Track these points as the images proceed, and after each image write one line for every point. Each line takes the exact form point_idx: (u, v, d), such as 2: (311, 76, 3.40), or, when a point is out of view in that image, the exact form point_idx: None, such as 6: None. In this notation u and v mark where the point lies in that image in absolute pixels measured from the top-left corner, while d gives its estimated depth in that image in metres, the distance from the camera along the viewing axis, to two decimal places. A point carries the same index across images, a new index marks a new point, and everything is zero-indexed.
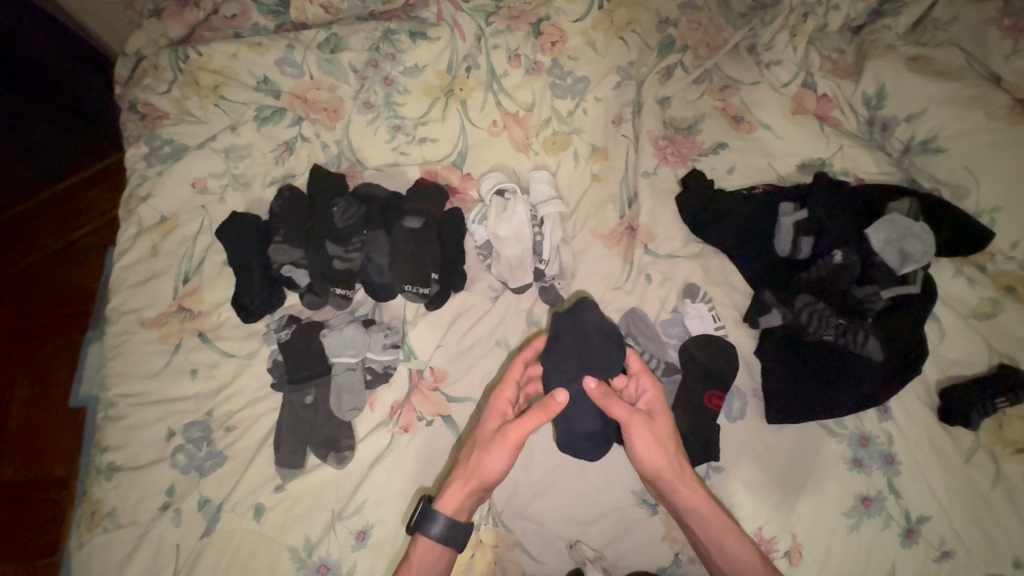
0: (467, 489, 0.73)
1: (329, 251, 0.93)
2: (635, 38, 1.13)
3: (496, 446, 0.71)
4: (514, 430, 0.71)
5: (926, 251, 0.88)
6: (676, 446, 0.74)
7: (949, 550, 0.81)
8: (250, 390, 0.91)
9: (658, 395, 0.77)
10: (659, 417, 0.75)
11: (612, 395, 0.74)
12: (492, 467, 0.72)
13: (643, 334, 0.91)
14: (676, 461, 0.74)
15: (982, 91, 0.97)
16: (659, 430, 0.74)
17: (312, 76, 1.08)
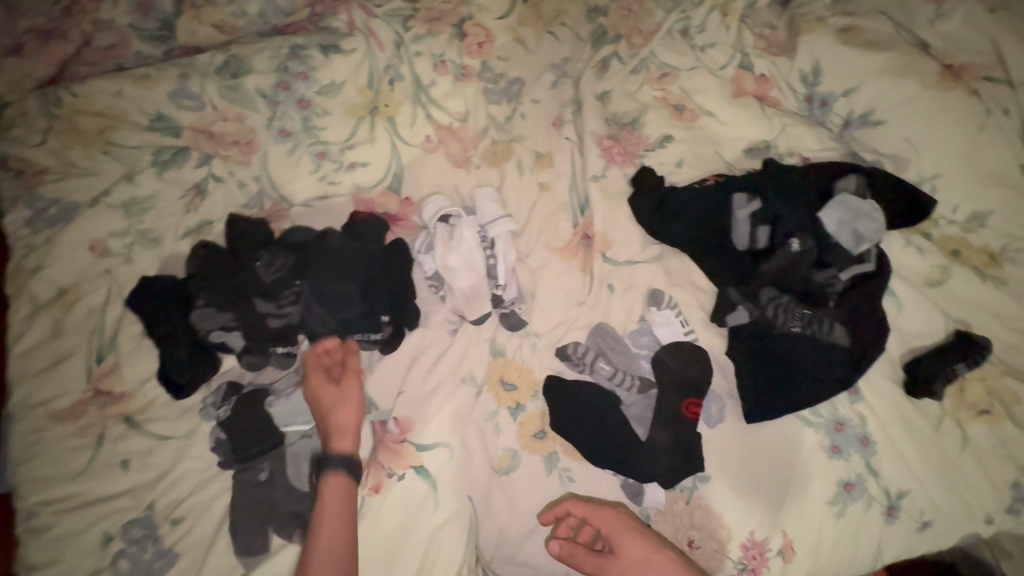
0: (347, 434, 0.76)
1: (260, 308, 0.82)
2: (566, 31, 1.08)
3: (351, 387, 0.79)
4: (352, 367, 0.80)
5: (880, 224, 0.88)
6: (659, 557, 0.71)
7: (928, 519, 0.84)
8: (196, 472, 0.82)
9: (614, 512, 0.76)
10: (621, 534, 0.74)
11: (574, 550, 0.74)
12: (354, 404, 0.78)
13: (615, 349, 0.88)
14: (665, 571, 0.70)
15: (913, 59, 0.95)
16: (628, 549, 0.73)
17: (215, 107, 0.97)
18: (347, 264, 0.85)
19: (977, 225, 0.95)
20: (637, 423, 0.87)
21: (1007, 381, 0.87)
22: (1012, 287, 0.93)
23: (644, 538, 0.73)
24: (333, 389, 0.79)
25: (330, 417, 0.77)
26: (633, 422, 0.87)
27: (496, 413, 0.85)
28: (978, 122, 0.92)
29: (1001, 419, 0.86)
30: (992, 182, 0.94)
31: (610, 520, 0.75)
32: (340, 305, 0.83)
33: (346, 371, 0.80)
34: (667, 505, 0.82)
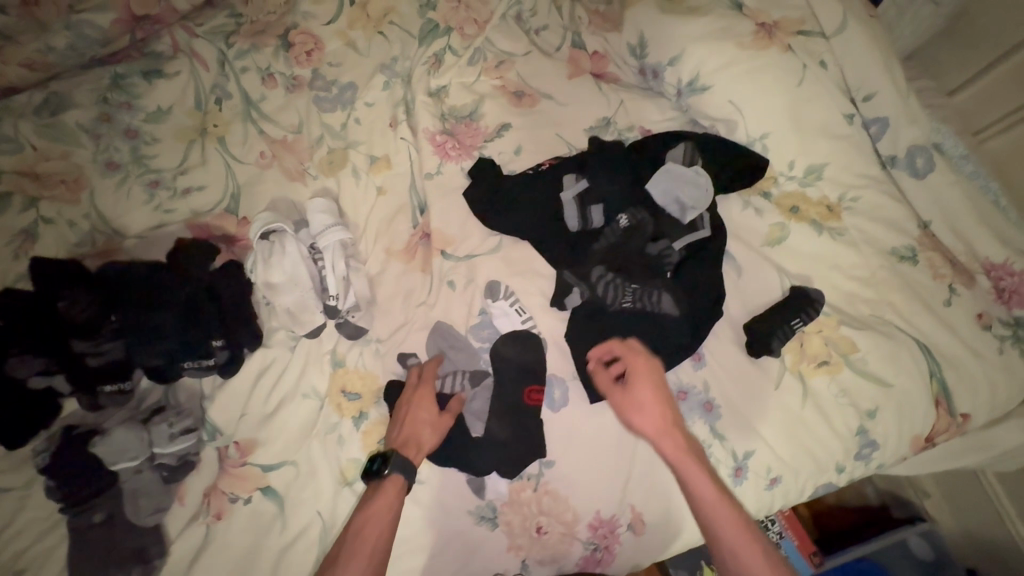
0: (419, 455, 0.77)
1: (76, 349, 0.80)
2: (395, 30, 1.04)
3: (442, 423, 0.80)
4: (453, 409, 0.82)
5: (707, 187, 0.91)
6: (661, 409, 0.77)
7: (776, 475, 0.85)
8: (38, 521, 0.81)
9: (651, 359, 0.81)
10: (640, 376, 0.79)
11: (597, 372, 0.82)
12: (434, 441, 0.79)
13: (453, 347, 0.87)
14: (661, 419, 0.76)
15: (728, 20, 0.95)
16: (639, 388, 0.78)
17: (35, 147, 0.94)
18: (168, 291, 0.84)
19: (814, 178, 0.95)
20: (477, 422, 0.85)
21: (843, 330, 0.88)
22: (849, 237, 0.93)
23: (657, 389, 0.78)
24: (431, 415, 0.80)
25: (415, 431, 0.78)
26: (474, 419, 0.85)
27: (339, 424, 0.85)
28: (796, 78, 0.93)
29: (840, 367, 0.87)
30: (819, 135, 0.94)
31: (643, 363, 0.80)
32: (158, 336, 0.82)
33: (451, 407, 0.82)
34: (513, 495, 0.82)
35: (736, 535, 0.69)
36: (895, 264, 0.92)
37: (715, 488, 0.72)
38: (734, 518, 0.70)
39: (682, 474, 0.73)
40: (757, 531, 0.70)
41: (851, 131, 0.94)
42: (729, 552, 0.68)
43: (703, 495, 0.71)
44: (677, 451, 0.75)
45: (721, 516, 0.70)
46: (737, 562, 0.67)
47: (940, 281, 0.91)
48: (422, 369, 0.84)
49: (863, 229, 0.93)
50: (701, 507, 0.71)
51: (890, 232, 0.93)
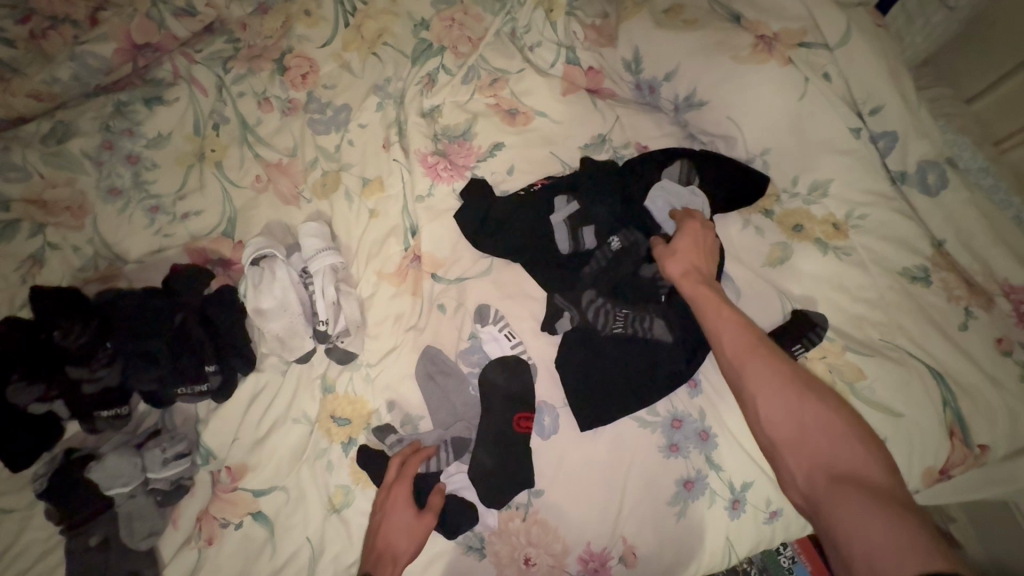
0: (396, 567, 0.73)
1: (72, 375, 0.82)
2: (389, 51, 1.04)
3: (421, 526, 0.76)
4: (434, 506, 0.78)
5: (702, 208, 0.89)
6: (692, 254, 0.79)
7: (777, 509, 0.81)
8: (39, 542, 0.83)
9: (701, 221, 0.82)
10: (686, 226, 0.82)
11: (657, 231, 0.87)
12: (413, 547, 0.75)
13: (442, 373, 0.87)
14: (689, 258, 0.79)
15: (725, 34, 0.92)
16: (679, 236, 0.81)
17: (42, 175, 0.97)
18: (164, 318, 0.86)
19: (819, 195, 0.91)
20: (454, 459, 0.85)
21: (848, 356, 0.84)
22: (856, 256, 0.89)
23: (695, 237, 0.80)
24: (407, 519, 0.76)
25: (392, 540, 0.75)
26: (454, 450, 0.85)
27: (329, 449, 0.85)
28: (797, 92, 0.89)
29: (846, 396, 0.82)
30: (822, 151, 0.90)
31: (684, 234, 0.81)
32: (151, 365, 0.84)
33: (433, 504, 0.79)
34: (502, 525, 0.81)
35: (762, 363, 0.68)
36: (906, 285, 0.87)
37: (741, 326, 0.72)
38: (761, 354, 0.69)
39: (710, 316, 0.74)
40: (784, 360, 0.69)
41: (856, 146, 0.89)
42: (753, 381, 0.68)
43: (712, 314, 0.74)
44: (703, 292, 0.75)
45: (747, 351, 0.70)
46: (760, 389, 0.68)
47: (956, 303, 0.85)
48: (397, 467, 0.80)
49: (871, 248, 0.89)
50: (731, 350, 0.71)
51: (901, 251, 0.88)
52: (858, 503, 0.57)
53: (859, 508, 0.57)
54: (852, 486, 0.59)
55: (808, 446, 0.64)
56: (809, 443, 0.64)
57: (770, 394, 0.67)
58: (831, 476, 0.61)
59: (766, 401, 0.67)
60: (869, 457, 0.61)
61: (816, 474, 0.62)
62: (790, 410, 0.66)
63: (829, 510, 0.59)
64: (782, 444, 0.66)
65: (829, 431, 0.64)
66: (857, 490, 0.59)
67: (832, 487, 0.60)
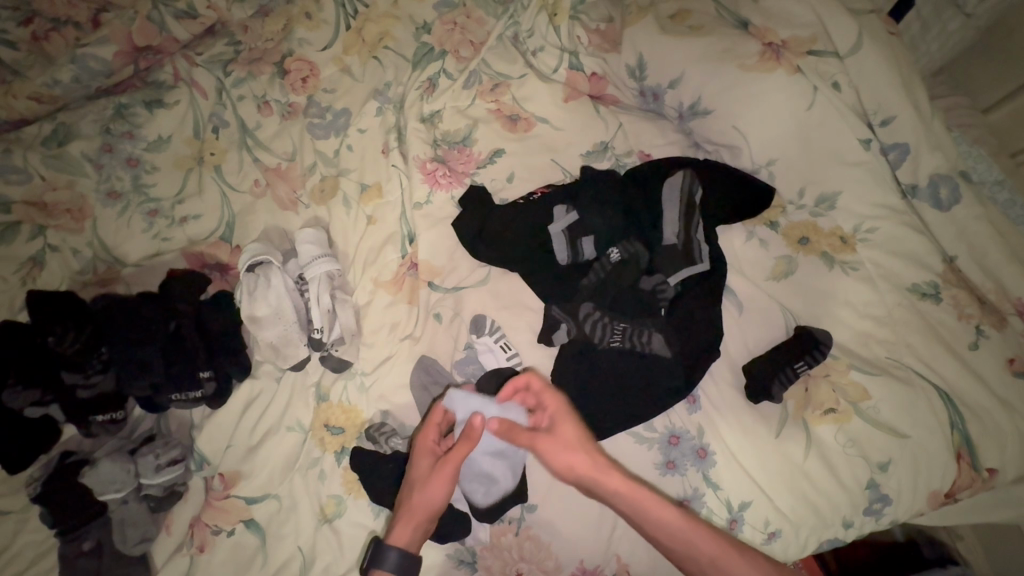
0: (408, 524, 0.70)
1: (67, 380, 0.82)
2: (390, 54, 1.03)
3: (439, 480, 0.71)
4: (453, 457, 0.72)
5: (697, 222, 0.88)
6: (593, 448, 0.72)
7: (775, 529, 0.79)
8: (33, 545, 0.83)
9: (553, 396, 0.75)
10: (563, 418, 0.74)
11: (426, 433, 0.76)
12: (435, 502, 0.71)
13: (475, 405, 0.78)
14: (595, 455, 0.71)
15: (731, 41, 0.90)
16: (564, 430, 0.73)
17: (42, 177, 0.97)
18: (158, 325, 0.85)
19: (826, 207, 0.89)
20: (483, 490, 0.78)
21: (853, 375, 0.81)
22: (863, 271, 0.86)
23: (582, 429, 0.73)
24: (428, 467, 0.74)
25: (412, 494, 0.72)
26: (480, 486, 0.78)
27: (321, 459, 0.84)
28: (806, 101, 0.86)
29: (849, 416, 0.80)
30: (830, 162, 0.88)
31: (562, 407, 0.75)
32: (143, 372, 0.84)
33: (451, 455, 0.72)
34: (494, 540, 0.80)
35: (745, 572, 0.63)
36: (914, 302, 0.85)
37: (707, 534, 0.66)
38: (736, 562, 0.64)
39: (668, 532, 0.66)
40: (762, 562, 0.65)
41: (867, 158, 0.87)
42: None
43: (669, 523, 0.66)
44: (652, 500, 0.67)
45: (724, 562, 0.64)
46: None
47: (966, 321, 0.82)
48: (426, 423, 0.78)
49: (879, 263, 0.86)
50: (705, 555, 0.65)
51: (910, 267, 0.85)
52: None
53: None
54: None
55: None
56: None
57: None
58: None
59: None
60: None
61: None
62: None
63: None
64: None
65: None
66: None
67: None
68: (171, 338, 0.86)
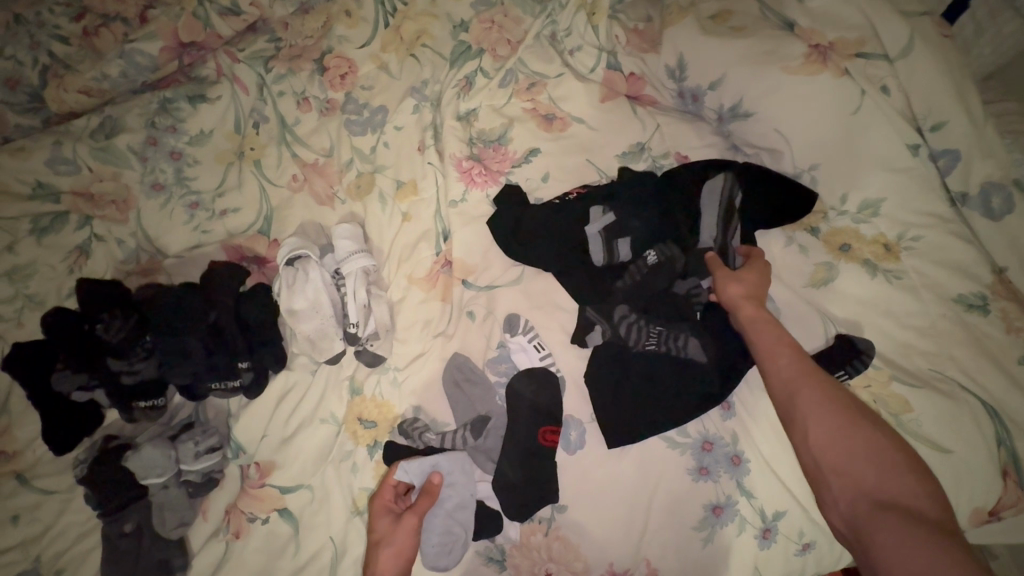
0: None
1: (113, 366, 0.85)
2: (428, 52, 1.04)
3: (406, 532, 0.74)
4: (418, 508, 0.76)
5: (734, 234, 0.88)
6: (761, 292, 0.81)
7: (810, 540, 0.77)
8: (77, 525, 0.87)
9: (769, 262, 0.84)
10: (764, 263, 0.83)
11: (382, 494, 0.78)
12: (403, 555, 0.73)
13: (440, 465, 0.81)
14: (744, 291, 0.80)
15: (776, 43, 0.89)
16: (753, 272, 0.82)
17: (90, 169, 1.00)
18: (200, 315, 0.88)
19: (869, 214, 0.87)
20: (442, 551, 0.79)
21: (893, 387, 0.80)
22: (907, 280, 0.84)
23: (768, 280, 0.81)
24: (390, 526, 0.75)
25: (378, 552, 0.73)
26: (441, 549, 0.79)
27: (354, 452, 0.86)
28: (852, 105, 0.85)
29: (890, 428, 0.79)
30: (876, 168, 0.86)
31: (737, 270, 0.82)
32: (184, 361, 0.86)
33: (415, 507, 0.77)
34: (523, 538, 0.80)
35: (818, 387, 0.70)
36: (961, 313, 0.82)
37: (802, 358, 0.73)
38: (818, 380, 0.71)
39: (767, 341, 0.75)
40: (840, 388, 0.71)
41: (914, 164, 0.85)
42: (807, 409, 0.70)
43: (767, 341, 0.76)
44: (770, 332, 0.76)
45: (804, 376, 0.72)
46: (810, 410, 0.69)
47: (1016, 336, 0.80)
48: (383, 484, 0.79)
49: (924, 273, 0.84)
50: (785, 377, 0.73)
51: (957, 277, 0.83)
52: (898, 528, 0.59)
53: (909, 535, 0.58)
54: (897, 515, 0.61)
55: (858, 474, 0.65)
56: (857, 474, 0.66)
57: (823, 427, 0.68)
58: (878, 505, 0.63)
59: (816, 424, 0.69)
60: (913, 486, 0.63)
61: (863, 504, 0.64)
62: (842, 434, 0.67)
63: (877, 541, 0.60)
64: (829, 467, 0.67)
65: (880, 460, 0.65)
66: (902, 517, 0.60)
67: (875, 519, 0.62)
68: (212, 329, 0.88)
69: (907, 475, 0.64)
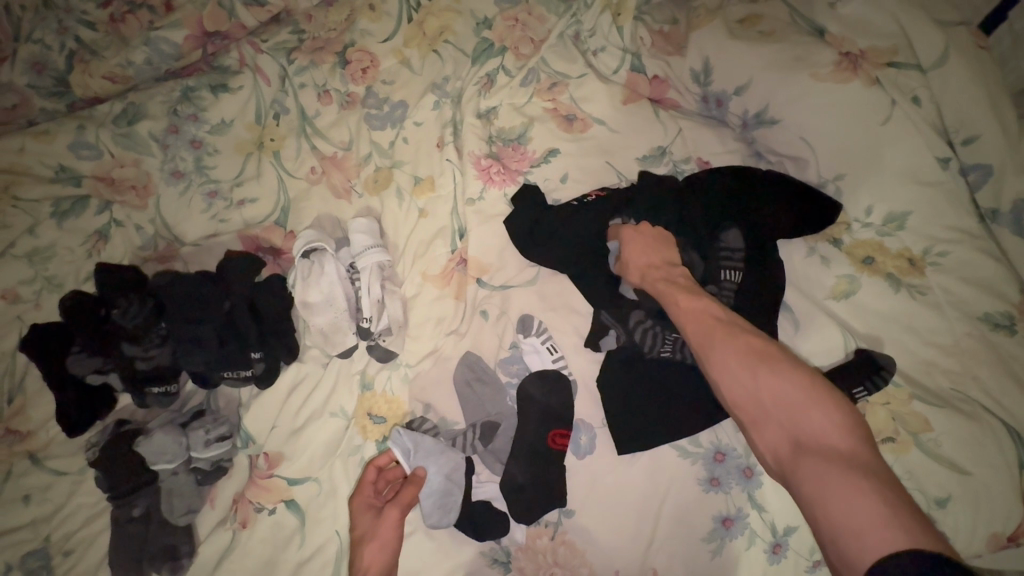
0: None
1: (128, 351, 0.85)
2: (450, 48, 1.03)
3: (389, 527, 0.75)
4: (400, 500, 0.77)
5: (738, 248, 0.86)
6: (645, 260, 0.80)
7: (821, 558, 0.76)
8: (86, 507, 0.88)
9: (628, 228, 0.83)
10: (627, 233, 0.83)
11: (364, 486, 0.80)
12: (388, 550, 0.73)
13: (423, 451, 0.81)
14: (639, 270, 0.80)
15: (805, 49, 0.87)
16: (626, 246, 0.82)
17: (112, 154, 1.01)
18: (216, 304, 0.88)
19: (894, 227, 0.85)
20: (439, 510, 0.79)
21: (913, 405, 0.78)
22: (931, 296, 0.82)
23: (645, 240, 0.81)
24: (372, 522, 0.76)
25: (362, 550, 0.73)
26: (437, 510, 0.79)
27: (363, 447, 0.86)
28: (882, 115, 0.83)
29: (908, 447, 0.77)
30: (904, 181, 0.84)
31: (631, 241, 0.82)
32: (196, 350, 0.86)
33: (398, 499, 0.77)
34: (529, 542, 0.79)
35: (720, 342, 0.65)
36: (986, 332, 0.80)
37: (703, 314, 0.69)
38: (720, 334, 0.66)
39: (671, 306, 0.73)
40: (743, 333, 0.66)
41: (944, 178, 0.82)
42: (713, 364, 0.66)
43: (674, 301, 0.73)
44: (666, 289, 0.74)
45: (705, 334, 0.68)
46: (717, 364, 0.65)
47: None
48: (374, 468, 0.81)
49: (948, 289, 0.82)
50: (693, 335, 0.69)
51: (984, 295, 0.81)
52: (815, 471, 0.53)
53: (825, 473, 0.52)
54: (819, 457, 0.54)
55: (774, 419, 0.60)
56: (772, 418, 0.60)
57: (729, 376, 0.64)
58: (798, 445, 0.57)
59: (724, 382, 0.64)
60: (829, 414, 0.56)
61: (786, 446, 0.58)
62: (746, 381, 0.62)
63: (802, 488, 0.54)
64: (747, 418, 0.63)
65: (790, 398, 0.59)
66: (820, 457, 0.54)
67: (801, 462, 0.55)
68: (226, 317, 0.89)
69: (821, 401, 0.57)
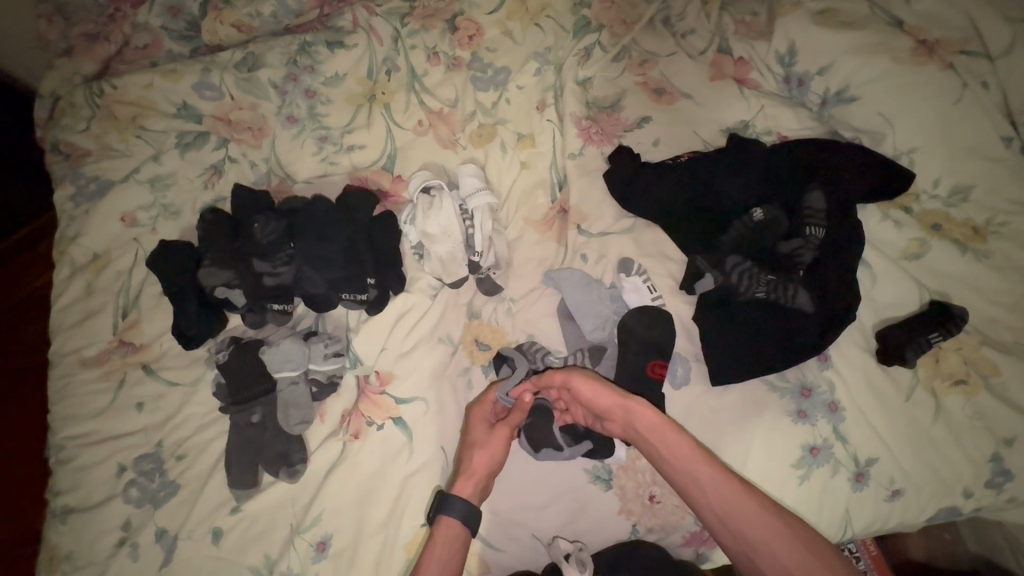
0: (466, 479, 0.78)
1: (258, 267, 0.92)
2: (551, 23, 1.12)
3: (499, 439, 0.82)
4: (510, 421, 0.83)
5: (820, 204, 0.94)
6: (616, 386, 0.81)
7: (899, 488, 0.83)
8: (198, 416, 0.91)
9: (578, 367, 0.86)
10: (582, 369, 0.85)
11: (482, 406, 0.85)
12: (491, 459, 0.80)
13: (569, 283, 0.92)
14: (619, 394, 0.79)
15: (885, 36, 0.98)
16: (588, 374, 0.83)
17: (232, 97, 1.08)
18: (341, 232, 0.95)
19: (959, 199, 0.94)
20: (595, 326, 0.91)
21: (984, 352, 0.86)
22: (994, 260, 0.91)
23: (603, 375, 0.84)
24: (483, 430, 0.83)
25: (473, 455, 0.80)
26: (594, 327, 0.91)
27: (470, 369, 0.92)
28: (953, 96, 0.93)
29: (978, 390, 0.85)
30: (970, 157, 0.93)
31: (584, 392, 0.80)
32: (322, 271, 0.93)
33: (508, 420, 0.83)
34: (629, 461, 0.85)
35: (754, 513, 0.71)
36: None
37: (726, 482, 0.72)
38: (751, 508, 0.71)
39: (687, 466, 0.74)
40: (769, 503, 0.72)
41: (1006, 155, 0.92)
42: (745, 535, 0.70)
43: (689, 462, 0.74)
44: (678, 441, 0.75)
45: (734, 507, 0.71)
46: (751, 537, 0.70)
47: None
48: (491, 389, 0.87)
49: (1010, 255, 0.91)
50: (721, 509, 0.72)
51: None
52: None
53: None
54: None
55: None
56: None
57: (764, 547, 0.69)
58: None
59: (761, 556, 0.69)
60: None
61: None
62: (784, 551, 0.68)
63: None
64: None
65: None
66: None
67: None
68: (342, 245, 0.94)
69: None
